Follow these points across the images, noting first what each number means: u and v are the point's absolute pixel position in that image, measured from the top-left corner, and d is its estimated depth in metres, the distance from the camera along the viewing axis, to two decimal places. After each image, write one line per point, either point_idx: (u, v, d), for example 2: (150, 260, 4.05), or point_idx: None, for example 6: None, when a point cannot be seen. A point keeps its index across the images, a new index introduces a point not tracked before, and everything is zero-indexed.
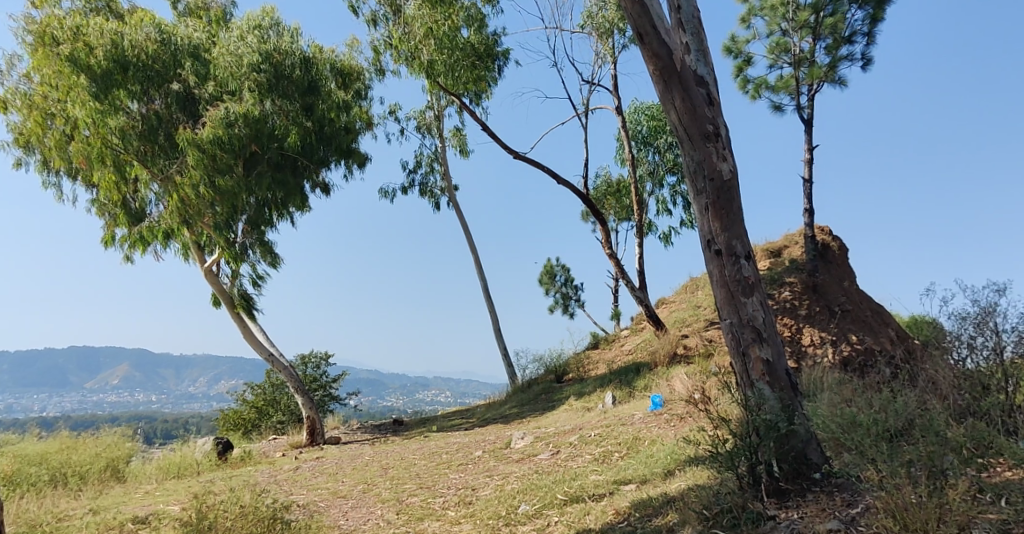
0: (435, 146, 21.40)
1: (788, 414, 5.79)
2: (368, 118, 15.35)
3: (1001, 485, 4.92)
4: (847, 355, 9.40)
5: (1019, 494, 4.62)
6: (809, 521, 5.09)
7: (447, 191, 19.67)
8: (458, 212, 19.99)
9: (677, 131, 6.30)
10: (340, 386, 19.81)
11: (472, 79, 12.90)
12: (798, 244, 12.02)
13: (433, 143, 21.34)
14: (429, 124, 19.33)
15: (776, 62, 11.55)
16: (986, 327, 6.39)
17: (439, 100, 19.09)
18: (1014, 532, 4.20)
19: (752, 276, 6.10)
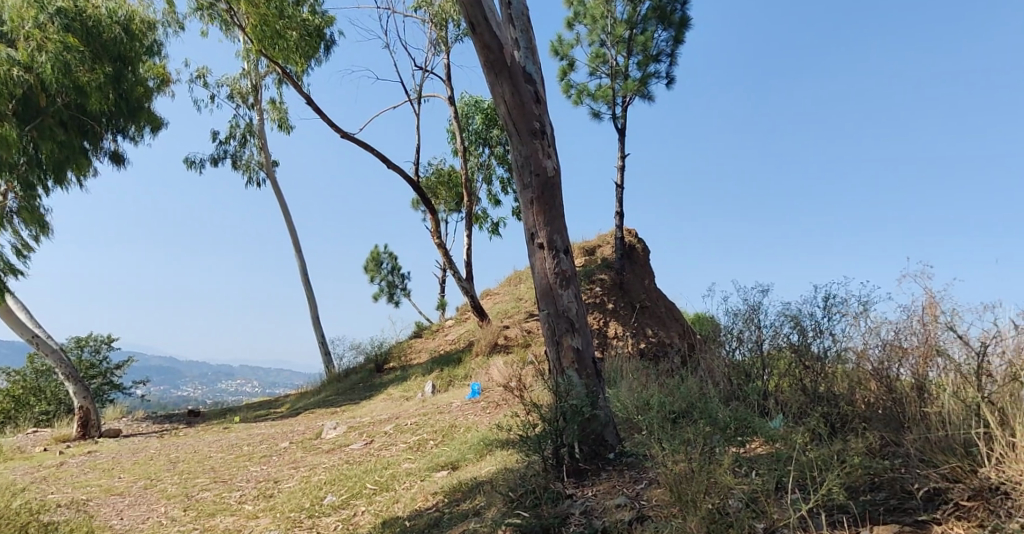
0: (248, 118, 20.17)
1: (592, 399, 6.22)
2: (158, 76, 14.23)
3: (753, 459, 5.67)
4: (644, 346, 10.39)
5: (765, 465, 5.33)
6: (600, 498, 5.52)
7: (264, 167, 18.61)
8: (276, 190, 18.92)
9: (506, 124, 6.49)
10: (124, 374, 18.01)
11: (296, 52, 12.33)
12: (609, 244, 13.00)
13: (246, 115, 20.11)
14: (243, 93, 18.16)
15: (596, 71, 12.35)
16: (750, 323, 7.41)
17: (257, 68, 18.01)
18: (760, 500, 4.79)
19: (569, 270, 6.48)
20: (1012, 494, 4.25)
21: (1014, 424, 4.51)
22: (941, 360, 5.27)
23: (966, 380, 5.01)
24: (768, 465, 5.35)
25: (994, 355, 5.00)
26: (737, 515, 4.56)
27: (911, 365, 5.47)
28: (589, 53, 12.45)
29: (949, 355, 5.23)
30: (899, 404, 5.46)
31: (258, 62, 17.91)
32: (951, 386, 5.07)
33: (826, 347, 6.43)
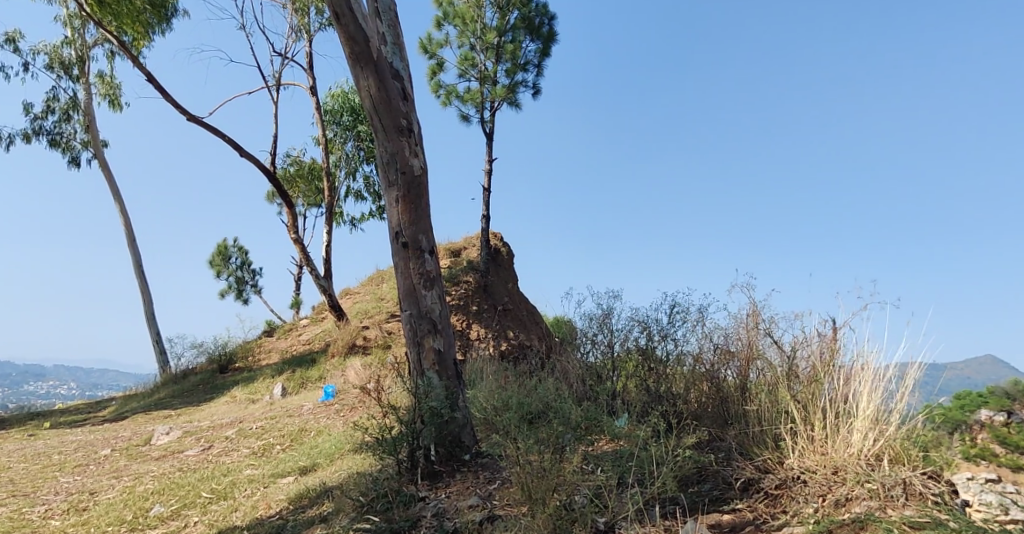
0: (70, 92, 18.13)
1: (451, 401, 6.17)
2: None
3: (600, 456, 5.90)
4: (505, 349, 10.56)
5: (610, 463, 5.50)
6: (453, 500, 5.47)
7: (91, 146, 16.81)
8: (107, 173, 17.14)
9: (372, 120, 6.29)
10: None
11: (133, 23, 11.28)
12: (474, 247, 13.10)
13: (68, 89, 18.08)
14: (66, 63, 16.32)
15: (465, 74, 12.44)
16: (603, 327, 7.77)
17: (83, 38, 16.27)
18: (604, 496, 4.92)
19: (433, 270, 6.40)
20: (808, 482, 4.83)
21: (813, 420, 5.18)
22: (761, 363, 5.85)
23: (779, 380, 5.61)
24: (612, 462, 5.57)
25: (802, 358, 5.62)
26: (582, 510, 4.71)
27: (736, 367, 5.99)
28: (458, 55, 12.51)
29: (767, 358, 5.82)
30: (725, 401, 5.95)
31: (85, 31, 16.19)
32: (767, 386, 5.64)
33: (668, 351, 6.86)
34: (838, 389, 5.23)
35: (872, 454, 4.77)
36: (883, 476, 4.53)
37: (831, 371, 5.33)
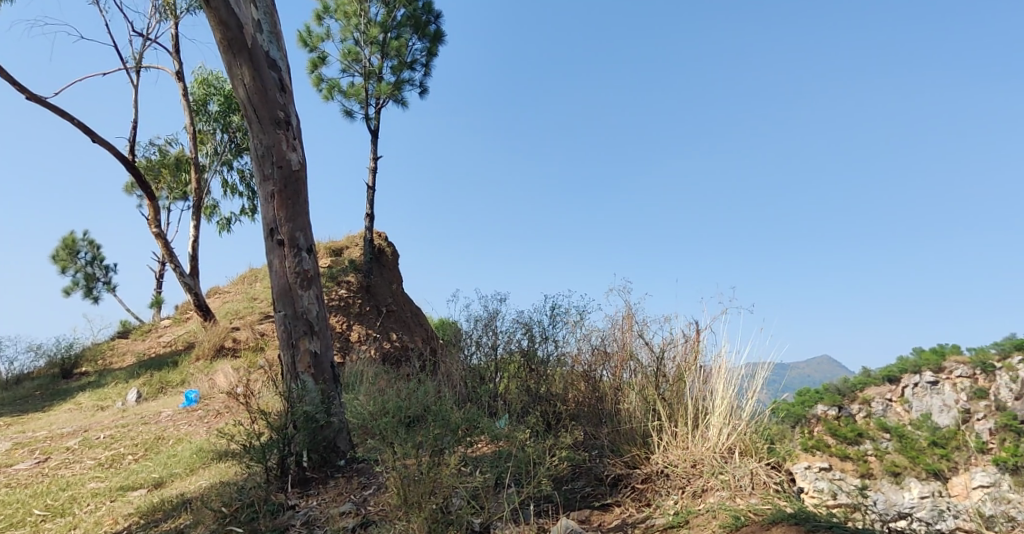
0: None
1: (326, 405, 5.89)
2: None
3: (479, 459, 5.71)
4: (386, 351, 10.36)
5: (488, 463, 5.47)
6: (325, 507, 5.19)
7: None
8: None
9: (246, 111, 5.92)
10: None
11: None
12: (357, 246, 12.74)
13: None
14: None
15: (348, 69, 12.12)
16: (488, 328, 7.82)
17: None
18: (481, 500, 4.93)
19: (311, 270, 6.12)
20: (670, 474, 5.13)
21: (677, 418, 5.51)
22: (633, 363, 6.10)
23: (649, 380, 5.87)
24: (490, 463, 5.50)
25: (669, 358, 5.92)
26: (458, 512, 4.65)
27: (611, 368, 6.21)
28: (341, 49, 12.16)
29: (638, 358, 6.09)
30: (599, 401, 6.11)
31: None
32: (637, 386, 5.89)
33: (550, 352, 6.97)
34: (699, 388, 5.59)
35: (725, 447, 5.14)
36: (734, 468, 4.89)
37: (693, 371, 5.70)
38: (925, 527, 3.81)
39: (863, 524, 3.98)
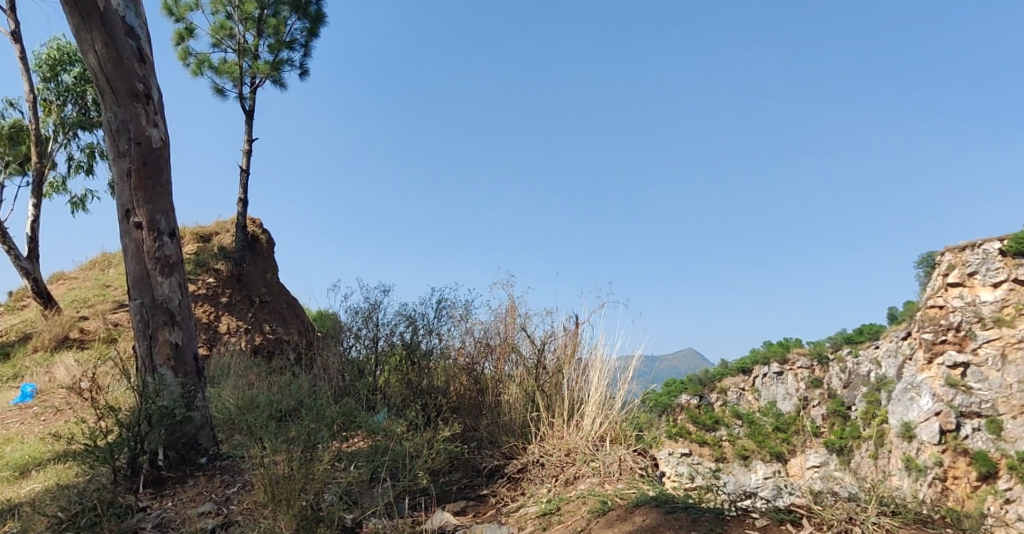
0: None
1: (187, 399, 5.46)
2: None
3: (353, 454, 5.41)
4: (257, 345, 9.82)
5: (363, 457, 5.26)
6: (182, 507, 4.83)
7: None
8: None
9: (97, 81, 5.36)
10: None
11: None
12: (228, 232, 11.95)
13: None
14: None
15: (219, 44, 11.34)
16: (369, 321, 7.24)
17: None
18: (353, 494, 4.79)
19: (174, 256, 5.67)
20: (545, 463, 5.26)
21: (555, 408, 5.69)
22: (514, 355, 6.18)
23: (529, 373, 5.96)
24: (366, 457, 5.28)
25: (549, 351, 6.05)
26: (330, 508, 4.50)
27: (493, 360, 6.22)
28: (212, 23, 11.36)
29: (520, 351, 6.17)
30: (480, 394, 6.10)
31: None
32: (518, 378, 5.97)
33: (434, 346, 6.65)
34: (576, 380, 5.79)
35: (597, 436, 5.36)
36: (604, 455, 5.11)
37: (571, 362, 5.88)
38: (765, 504, 4.19)
39: (715, 503, 4.30)
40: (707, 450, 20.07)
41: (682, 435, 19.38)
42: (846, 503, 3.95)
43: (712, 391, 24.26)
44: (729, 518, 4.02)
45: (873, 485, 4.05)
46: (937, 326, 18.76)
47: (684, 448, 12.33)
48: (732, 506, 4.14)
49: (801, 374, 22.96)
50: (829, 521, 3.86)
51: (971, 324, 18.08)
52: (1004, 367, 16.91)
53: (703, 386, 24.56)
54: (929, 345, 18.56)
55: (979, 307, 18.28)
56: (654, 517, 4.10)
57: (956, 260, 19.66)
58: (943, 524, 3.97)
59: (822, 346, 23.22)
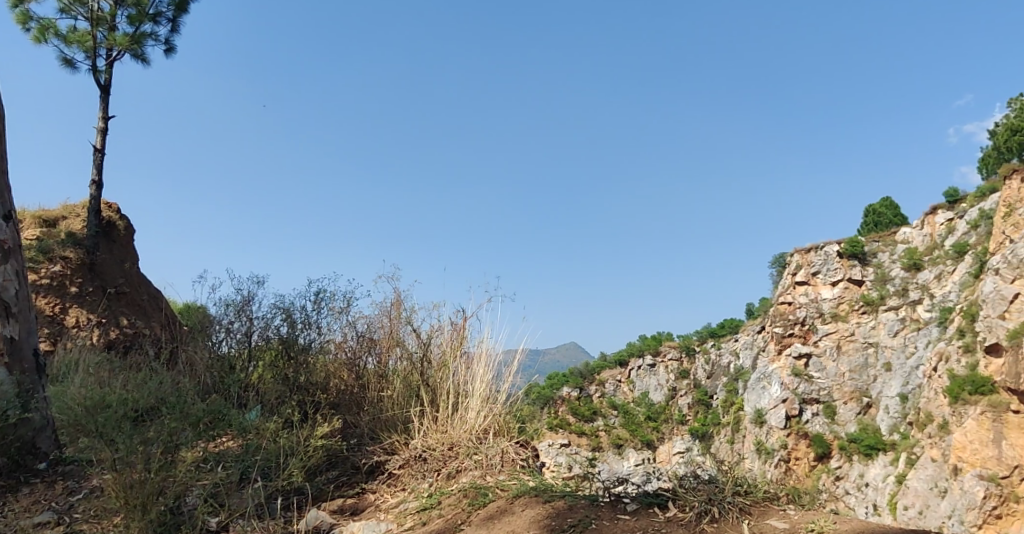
0: None
1: (23, 399, 4.89)
2: None
3: (222, 455, 4.99)
4: (111, 339, 9.03)
5: (231, 457, 4.91)
6: (12, 517, 4.30)
7: None
8: None
9: None
10: None
11: None
12: (78, 217, 10.82)
13: None
14: None
15: (69, 10, 10.25)
16: (243, 313, 6.59)
17: None
18: (220, 496, 4.49)
19: (9, 241, 5.07)
20: (427, 458, 5.23)
21: (438, 402, 5.73)
22: (399, 349, 6.06)
23: (413, 367, 5.95)
24: (234, 457, 4.94)
25: (435, 345, 6.04)
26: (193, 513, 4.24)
27: (377, 354, 6.03)
28: None
29: (405, 345, 6.07)
30: (362, 389, 5.92)
31: None
32: (401, 373, 5.93)
33: (312, 340, 6.05)
34: (461, 374, 5.79)
35: (481, 429, 5.41)
36: (487, 448, 5.16)
37: (457, 357, 5.87)
38: (636, 489, 4.45)
39: (591, 491, 4.50)
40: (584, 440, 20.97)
41: (561, 426, 20.03)
42: (706, 485, 4.23)
43: (591, 384, 25.30)
44: (603, 503, 4.24)
45: (729, 467, 4.39)
46: (786, 321, 20.38)
47: (560, 436, 12.84)
48: (605, 492, 4.36)
49: (671, 366, 24.38)
50: (691, 503, 4.10)
51: (813, 319, 19.96)
52: (838, 356, 18.99)
53: (584, 378, 25.51)
54: (779, 338, 20.33)
55: (821, 303, 20.06)
56: (533, 508, 4.22)
57: (802, 260, 21.34)
58: (786, 500, 4.40)
59: (690, 340, 24.79)
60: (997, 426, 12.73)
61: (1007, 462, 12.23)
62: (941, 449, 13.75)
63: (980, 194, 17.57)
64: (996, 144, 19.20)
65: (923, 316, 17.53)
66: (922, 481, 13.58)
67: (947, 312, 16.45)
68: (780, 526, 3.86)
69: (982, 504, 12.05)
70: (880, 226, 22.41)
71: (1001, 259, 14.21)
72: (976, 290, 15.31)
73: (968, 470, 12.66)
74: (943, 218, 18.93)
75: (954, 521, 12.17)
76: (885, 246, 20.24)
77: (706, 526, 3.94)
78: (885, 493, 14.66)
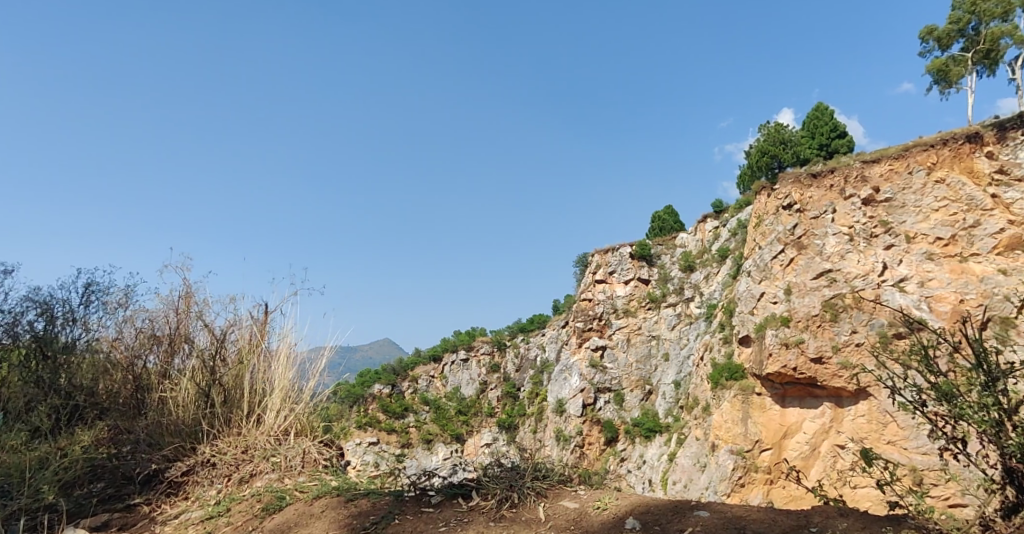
0: None
1: None
2: None
3: None
4: None
5: None
6: None
7: None
8: None
9: None
10: None
11: None
12: None
13: None
14: None
15: None
16: None
17: None
18: None
19: None
20: (216, 463, 4.72)
21: (233, 404, 5.03)
22: (187, 347, 5.10)
23: (203, 366, 5.03)
24: None
25: (230, 342, 5.21)
26: None
27: (160, 352, 5.06)
28: None
29: (195, 342, 5.13)
30: (142, 393, 4.95)
31: None
32: (189, 372, 4.99)
33: (76, 337, 5.28)
34: (261, 372, 5.17)
35: (281, 429, 4.99)
36: (286, 449, 4.80)
37: (257, 354, 5.18)
38: (441, 481, 4.51)
39: (397, 486, 4.51)
40: (393, 437, 21.52)
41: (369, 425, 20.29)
42: (508, 473, 4.41)
43: (404, 380, 25.32)
44: (407, 498, 4.25)
45: (530, 454, 4.62)
46: (587, 316, 22.04)
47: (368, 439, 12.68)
48: (411, 486, 4.38)
49: (482, 360, 25.07)
50: (493, 491, 4.24)
51: (609, 314, 21.70)
52: (628, 348, 20.79)
53: (397, 375, 25.54)
54: (580, 332, 21.86)
55: (615, 299, 21.86)
56: (334, 508, 4.11)
57: (602, 261, 23.12)
58: (578, 481, 4.71)
59: (501, 335, 25.66)
60: (745, 407, 14.88)
61: (751, 437, 14.42)
62: (703, 428, 15.80)
63: (738, 207, 20.19)
64: (751, 163, 22.23)
65: (694, 312, 19.76)
66: (688, 458, 15.52)
67: (712, 307, 18.66)
68: (571, 507, 4.10)
69: (731, 474, 14.10)
70: (665, 230, 25.05)
71: (752, 263, 16.54)
72: (733, 289, 17.63)
73: (723, 446, 14.72)
74: (711, 226, 21.37)
75: (710, 491, 14.13)
76: (667, 249, 22.36)
77: (506, 512, 4.07)
78: (658, 470, 16.49)
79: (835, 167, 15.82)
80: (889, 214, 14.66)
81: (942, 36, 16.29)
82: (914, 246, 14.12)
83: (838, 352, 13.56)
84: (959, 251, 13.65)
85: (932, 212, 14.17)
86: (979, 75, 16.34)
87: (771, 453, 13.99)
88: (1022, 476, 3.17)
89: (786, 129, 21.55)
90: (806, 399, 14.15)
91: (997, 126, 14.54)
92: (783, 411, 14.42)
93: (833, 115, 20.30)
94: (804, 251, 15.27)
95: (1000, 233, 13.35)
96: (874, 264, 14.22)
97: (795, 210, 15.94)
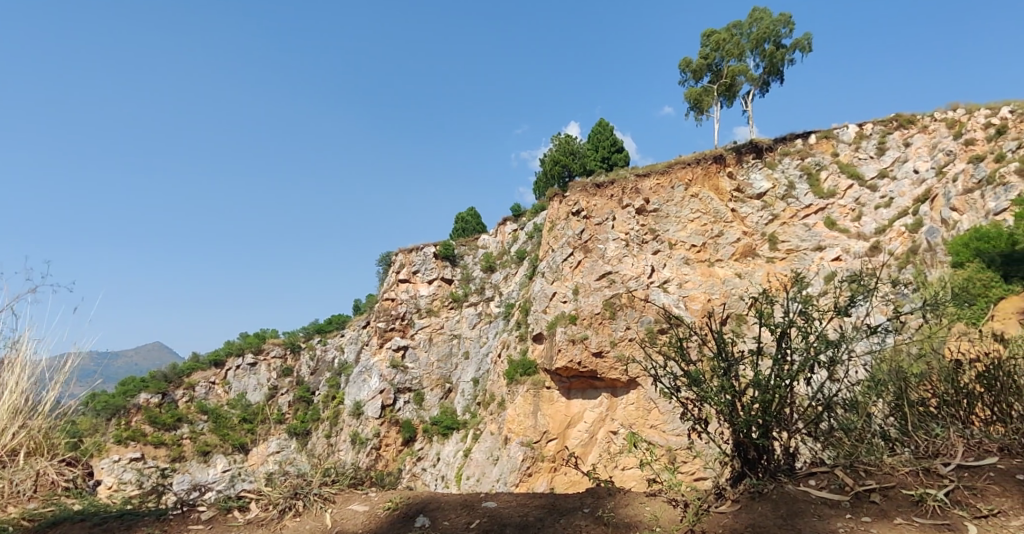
0: None
1: None
2: None
3: None
4: None
5: None
6: None
7: None
8: None
9: None
10: None
11: None
12: None
13: None
14: None
15: None
16: None
17: None
18: None
19: None
20: None
21: None
22: None
23: None
24: None
25: None
26: None
27: None
28: None
29: None
30: None
31: None
32: None
33: None
34: None
35: (8, 450, 4.16)
36: (12, 472, 4.10)
37: None
38: (214, 495, 4.13)
39: (159, 504, 4.05)
40: (161, 453, 20.21)
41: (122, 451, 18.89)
42: (294, 479, 4.12)
43: (177, 388, 23.13)
44: (171, 517, 3.85)
45: (320, 460, 4.30)
46: (389, 316, 21.82)
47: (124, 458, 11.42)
48: (175, 504, 3.97)
49: (273, 364, 23.67)
50: (275, 501, 3.97)
51: (411, 314, 21.70)
52: (429, 347, 20.92)
53: (168, 382, 23.33)
54: (381, 332, 21.56)
55: (418, 299, 21.94)
56: None
57: (405, 260, 23.03)
58: (370, 483, 4.53)
59: (295, 337, 24.48)
60: (535, 400, 15.77)
61: (539, 428, 15.32)
62: (498, 423, 16.44)
63: (533, 211, 21.36)
64: (545, 171, 23.62)
65: (493, 311, 20.50)
66: (482, 453, 16.04)
67: (510, 306, 19.53)
68: (360, 510, 3.97)
69: (520, 466, 14.84)
70: (466, 233, 25.73)
71: (546, 265, 17.56)
72: (529, 289, 18.57)
73: (514, 439, 15.43)
74: (510, 229, 22.30)
75: (500, 482, 14.75)
76: (470, 250, 22.92)
77: (287, 522, 3.86)
78: (453, 467, 16.83)
79: (615, 179, 17.34)
80: (656, 223, 16.45)
81: (696, 69, 18.62)
82: (675, 251, 15.95)
83: (615, 346, 14.93)
84: (708, 256, 15.74)
85: (689, 222, 16.12)
86: (722, 106, 18.98)
87: (556, 442, 14.98)
88: (746, 448, 3.69)
89: (575, 141, 23.28)
90: (587, 390, 15.37)
91: (736, 150, 17.05)
92: (567, 403, 15.49)
93: (612, 132, 22.22)
94: (589, 255, 16.60)
95: (737, 242, 15.58)
96: (644, 267, 15.84)
97: (583, 217, 17.23)
